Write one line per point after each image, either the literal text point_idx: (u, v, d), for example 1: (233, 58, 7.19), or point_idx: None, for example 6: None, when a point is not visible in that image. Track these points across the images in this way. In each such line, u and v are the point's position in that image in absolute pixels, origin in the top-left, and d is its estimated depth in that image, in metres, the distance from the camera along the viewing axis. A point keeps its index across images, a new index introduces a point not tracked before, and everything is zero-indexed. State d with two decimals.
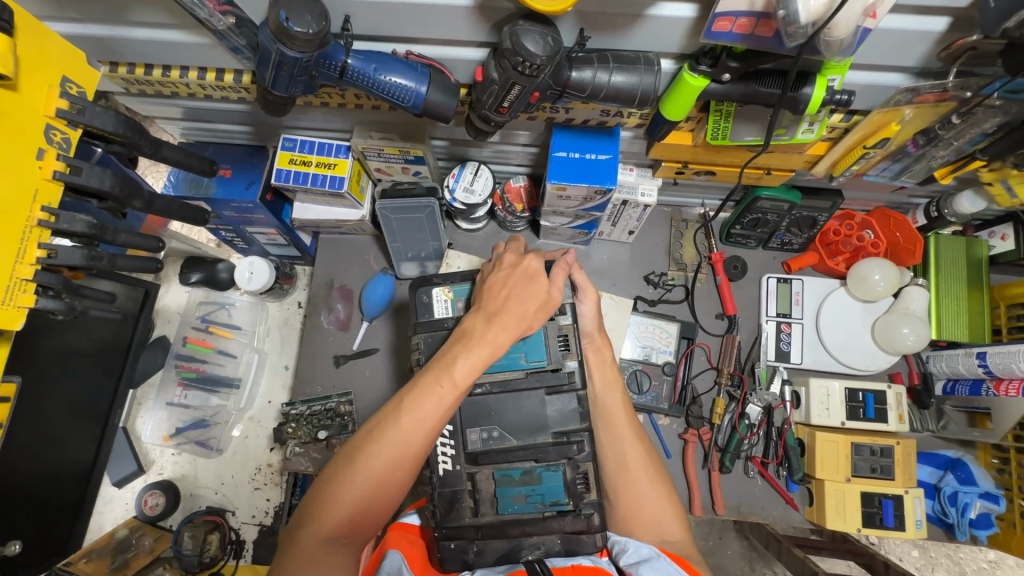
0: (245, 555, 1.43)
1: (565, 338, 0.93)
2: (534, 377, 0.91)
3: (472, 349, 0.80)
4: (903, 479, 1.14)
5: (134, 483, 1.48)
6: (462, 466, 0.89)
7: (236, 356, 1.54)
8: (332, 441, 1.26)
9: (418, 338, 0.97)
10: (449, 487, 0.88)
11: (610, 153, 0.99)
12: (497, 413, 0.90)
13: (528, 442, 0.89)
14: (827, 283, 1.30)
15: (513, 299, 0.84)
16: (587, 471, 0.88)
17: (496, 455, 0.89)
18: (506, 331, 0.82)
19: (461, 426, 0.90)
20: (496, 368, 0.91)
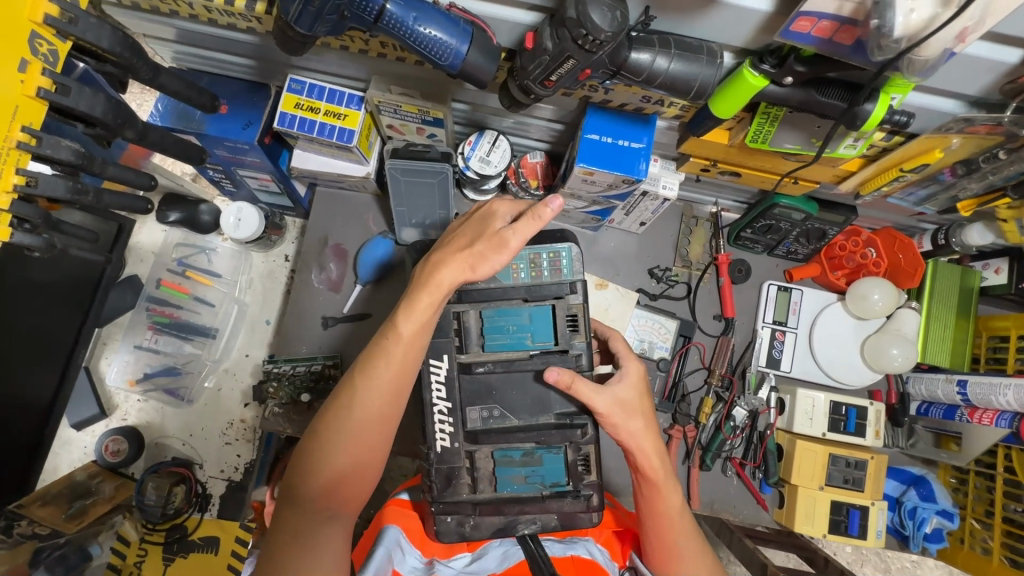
0: (211, 508, 1.41)
1: (574, 317, 0.86)
2: (540, 358, 0.85)
3: (414, 297, 0.74)
4: (871, 491, 1.18)
5: (95, 426, 1.42)
6: (461, 444, 0.85)
7: (213, 305, 1.46)
8: (314, 404, 1.21)
9: None
10: (446, 463, 0.84)
11: (643, 143, 0.95)
12: (498, 392, 0.85)
13: (529, 422, 0.85)
14: (824, 297, 1.32)
15: (465, 243, 0.74)
16: (588, 454, 0.85)
17: (497, 435, 0.85)
18: (450, 269, 0.73)
19: (461, 403, 0.85)
20: (500, 346, 0.85)
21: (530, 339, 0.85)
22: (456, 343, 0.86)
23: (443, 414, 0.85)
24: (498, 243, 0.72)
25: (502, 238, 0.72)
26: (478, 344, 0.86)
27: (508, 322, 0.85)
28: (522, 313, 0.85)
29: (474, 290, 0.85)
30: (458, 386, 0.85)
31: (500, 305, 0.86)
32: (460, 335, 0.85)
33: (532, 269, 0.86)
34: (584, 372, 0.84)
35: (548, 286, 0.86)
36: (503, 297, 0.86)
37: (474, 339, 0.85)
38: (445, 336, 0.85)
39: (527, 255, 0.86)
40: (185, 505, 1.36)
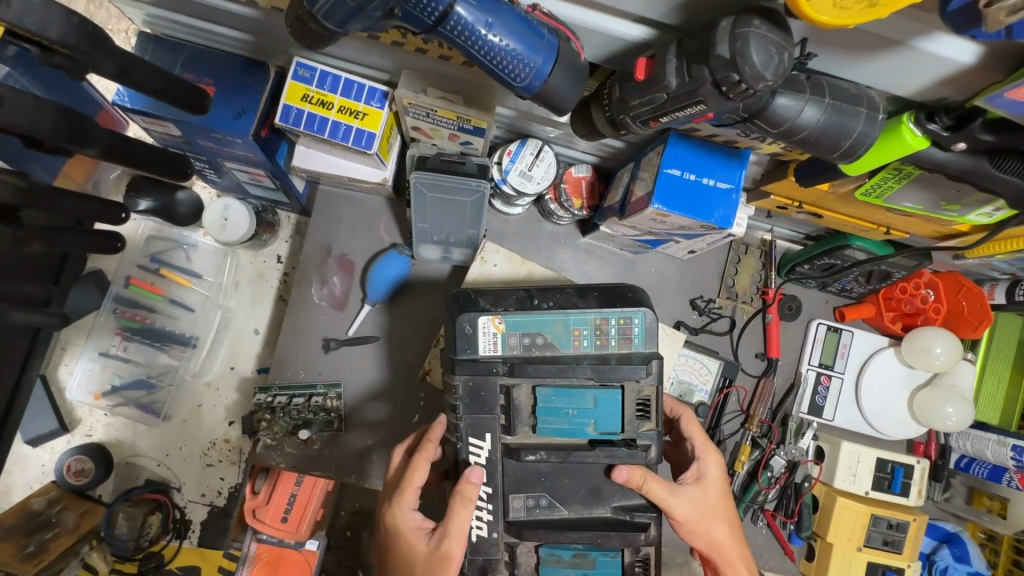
0: (190, 536, 1.27)
1: (645, 402, 0.72)
2: (602, 451, 0.72)
3: None
4: (909, 553, 1.13)
5: (53, 442, 1.25)
6: (500, 535, 0.72)
7: (192, 309, 1.27)
8: (314, 441, 1.07)
9: (458, 381, 0.71)
10: (482, 555, 0.72)
11: (731, 182, 0.79)
12: (549, 479, 0.73)
13: (582, 516, 0.73)
14: (875, 341, 1.22)
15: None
16: (648, 554, 0.73)
17: (544, 531, 0.72)
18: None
19: (504, 490, 0.72)
20: (557, 433, 0.71)
21: (592, 427, 0.71)
22: (502, 422, 0.72)
23: (481, 501, 0.72)
24: (444, 559, 0.71)
25: (446, 552, 0.71)
26: (528, 426, 0.72)
27: (568, 405, 0.71)
28: (586, 396, 0.71)
29: (530, 362, 0.72)
30: (501, 471, 0.72)
31: (559, 384, 0.71)
32: (508, 414, 0.71)
33: (596, 336, 0.73)
34: (651, 465, 0.74)
35: (616, 362, 0.72)
36: (566, 374, 0.72)
37: (524, 417, 0.71)
38: (490, 413, 0.72)
39: (591, 320, 0.73)
40: (161, 534, 1.24)
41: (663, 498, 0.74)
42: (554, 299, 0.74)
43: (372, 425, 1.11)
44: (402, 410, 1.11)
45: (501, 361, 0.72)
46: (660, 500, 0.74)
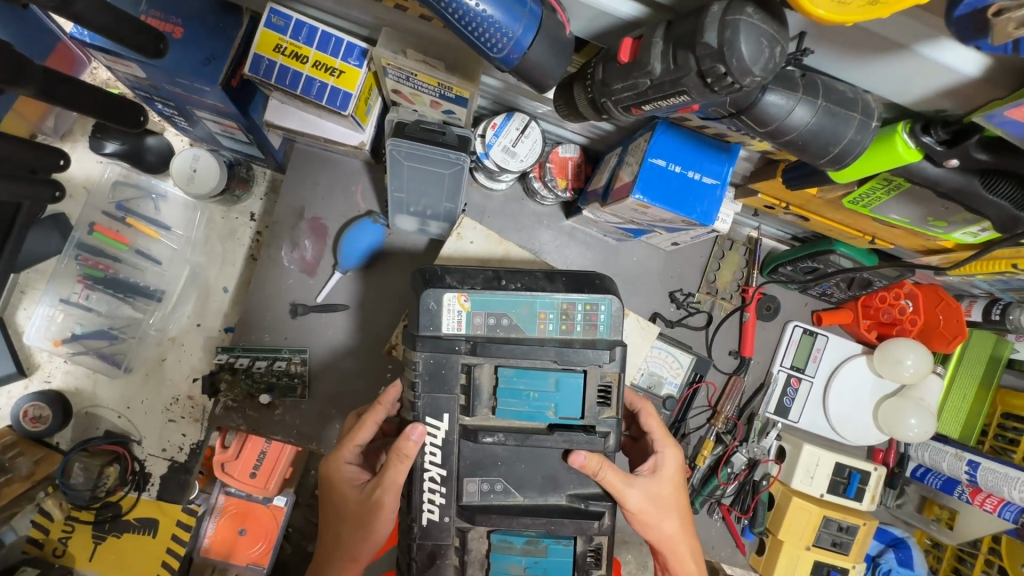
0: (150, 488, 1.27)
1: (607, 389, 0.71)
2: (561, 436, 0.70)
3: (334, 558, 0.79)
4: (855, 555, 1.15)
5: (11, 386, 1.22)
6: (451, 520, 0.71)
7: (159, 262, 1.23)
8: (276, 405, 1.07)
9: (417, 359, 0.68)
10: (431, 540, 0.71)
11: (717, 178, 0.76)
12: (505, 465, 0.72)
13: (537, 503, 0.72)
14: (849, 347, 1.22)
15: (340, 521, 0.78)
16: (600, 544, 0.73)
17: (497, 517, 0.70)
18: (353, 528, 0.76)
19: (458, 473, 0.71)
20: (517, 416, 0.70)
21: (551, 409, 0.70)
22: (461, 402, 0.70)
23: (434, 482, 0.71)
24: (374, 503, 0.74)
25: (377, 499, 0.73)
26: (487, 407, 0.70)
27: (529, 386, 0.69)
28: (548, 378, 0.69)
29: (493, 342, 0.69)
30: (456, 454, 0.71)
31: (522, 364, 0.69)
32: (468, 394, 0.70)
33: (562, 320, 0.71)
34: (609, 452, 0.72)
35: (580, 346, 0.70)
36: (529, 356, 0.70)
37: (483, 400, 0.70)
38: (448, 394, 0.70)
39: (558, 303, 0.71)
40: (118, 486, 1.23)
41: (617, 487, 0.73)
42: (523, 282, 0.72)
43: (337, 394, 1.09)
44: (368, 380, 1.10)
45: (465, 341, 0.69)
46: (615, 488, 0.73)
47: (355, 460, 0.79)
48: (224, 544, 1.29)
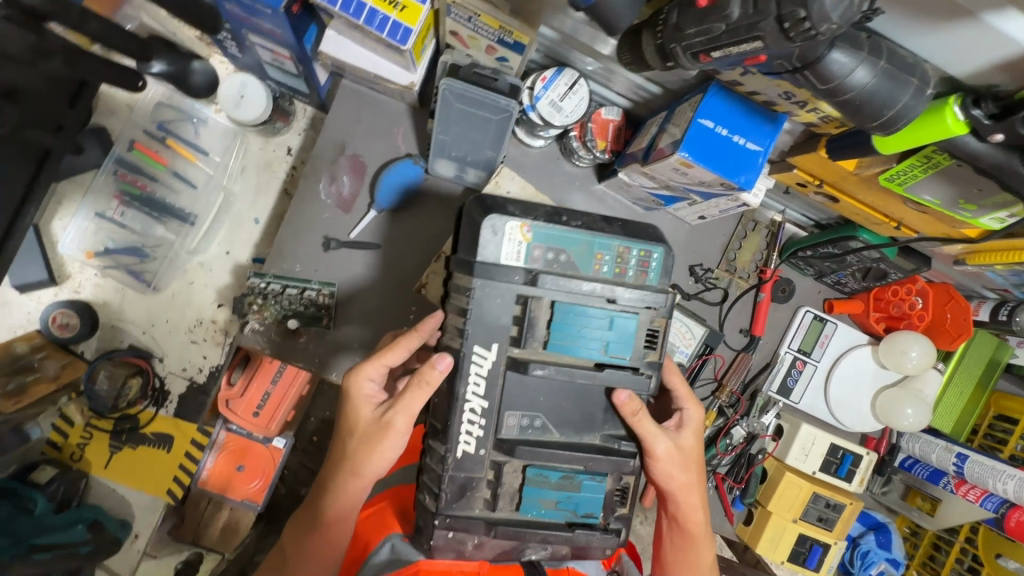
0: (167, 405, 1.31)
1: (654, 332, 0.77)
2: (610, 373, 0.75)
3: (336, 476, 0.80)
4: (838, 532, 1.21)
5: (41, 292, 1.25)
6: (486, 452, 0.74)
7: (195, 186, 1.26)
8: (302, 332, 1.11)
9: (475, 284, 0.71)
10: (464, 472, 0.73)
11: (760, 145, 0.79)
12: (545, 400, 0.75)
13: (572, 441, 0.77)
14: (856, 337, 1.26)
15: (347, 437, 0.81)
16: (627, 486, 0.79)
17: (534, 451, 0.74)
18: (359, 444, 0.79)
19: (499, 405, 0.74)
20: (568, 352, 0.74)
21: (599, 346, 0.74)
22: (512, 333, 0.73)
23: (475, 414, 0.73)
24: (385, 424, 0.77)
25: (390, 420, 0.77)
26: (539, 341, 0.73)
27: (584, 323, 0.73)
28: (604, 317, 0.74)
29: (551, 275, 0.73)
30: (500, 384, 0.74)
31: (579, 302, 0.73)
32: (521, 325, 0.73)
33: (618, 263, 0.75)
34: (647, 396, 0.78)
35: (634, 290, 0.75)
36: (585, 293, 0.74)
37: (537, 333, 0.73)
38: (489, 324, 0.73)
39: (615, 246, 0.75)
40: (139, 399, 1.27)
41: (649, 436, 0.76)
42: (582, 221, 0.76)
43: (360, 328, 1.13)
44: (392, 317, 1.13)
45: (525, 273, 0.72)
46: (649, 443, 0.78)
47: (375, 381, 0.81)
48: (220, 479, 1.36)
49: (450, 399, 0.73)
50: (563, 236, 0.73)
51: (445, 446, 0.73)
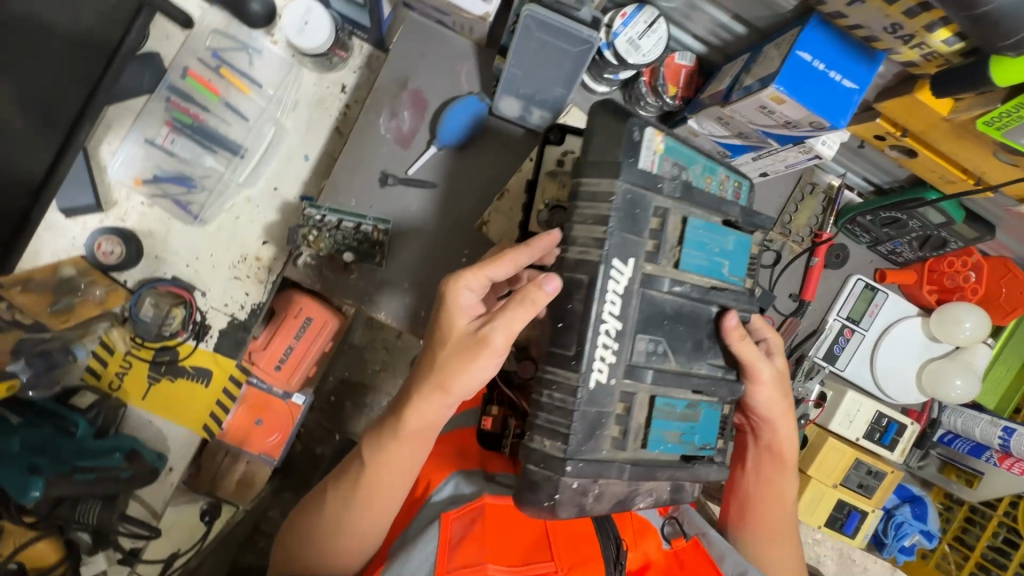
0: (208, 339, 1.29)
1: (755, 257, 0.83)
2: (728, 293, 0.78)
3: (424, 391, 0.77)
4: (876, 500, 1.23)
5: (87, 218, 1.23)
6: (616, 381, 0.70)
7: (246, 118, 1.24)
8: (355, 268, 1.10)
9: (621, 188, 0.68)
10: (596, 407, 0.69)
11: (857, 83, 0.77)
12: (668, 324, 0.74)
13: (685, 370, 0.76)
14: (906, 308, 1.25)
15: (438, 347, 0.77)
16: (729, 416, 0.82)
17: (661, 379, 0.73)
18: (452, 359, 0.75)
19: (632, 328, 0.71)
20: (700, 270, 0.74)
21: (721, 265, 0.77)
22: (648, 248, 0.71)
23: (609, 337, 0.69)
24: (481, 341, 0.73)
25: (486, 336, 0.73)
26: (670, 259, 0.73)
27: (712, 241, 0.76)
28: (728, 237, 0.77)
29: (687, 187, 0.73)
30: (633, 305, 0.71)
31: (707, 219, 0.76)
32: (658, 239, 0.71)
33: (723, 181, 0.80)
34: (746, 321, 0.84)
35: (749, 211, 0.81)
36: (712, 212, 0.77)
37: (670, 250, 0.73)
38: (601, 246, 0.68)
39: (721, 172, 0.81)
40: (180, 330, 1.26)
41: (752, 359, 0.81)
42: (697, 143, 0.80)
43: (413, 267, 1.12)
44: (445, 259, 1.12)
45: (670, 182, 0.72)
46: (753, 371, 0.83)
47: (474, 292, 0.77)
48: (238, 431, 1.34)
49: (586, 319, 0.68)
50: (689, 148, 0.76)
51: (580, 368, 0.68)
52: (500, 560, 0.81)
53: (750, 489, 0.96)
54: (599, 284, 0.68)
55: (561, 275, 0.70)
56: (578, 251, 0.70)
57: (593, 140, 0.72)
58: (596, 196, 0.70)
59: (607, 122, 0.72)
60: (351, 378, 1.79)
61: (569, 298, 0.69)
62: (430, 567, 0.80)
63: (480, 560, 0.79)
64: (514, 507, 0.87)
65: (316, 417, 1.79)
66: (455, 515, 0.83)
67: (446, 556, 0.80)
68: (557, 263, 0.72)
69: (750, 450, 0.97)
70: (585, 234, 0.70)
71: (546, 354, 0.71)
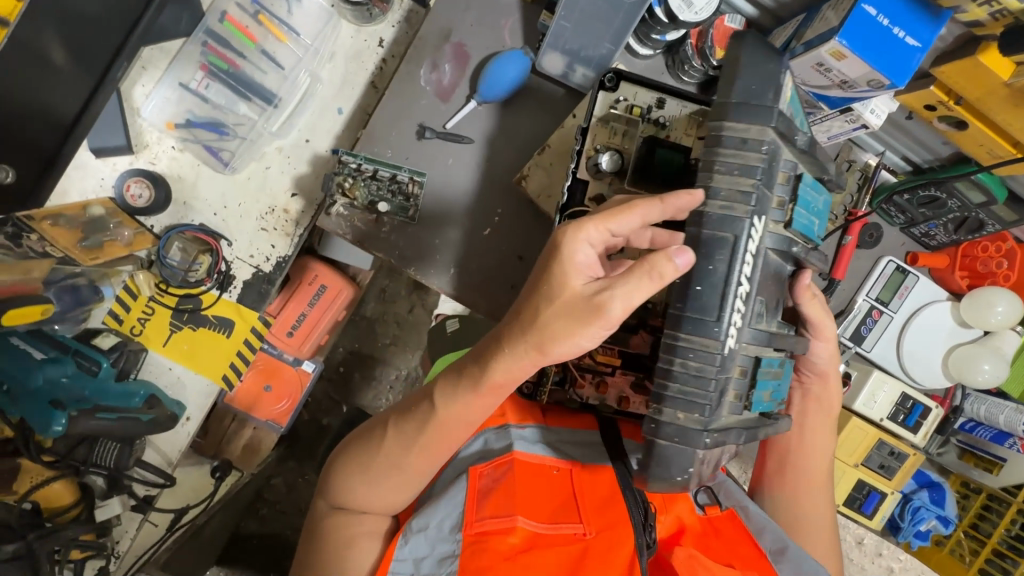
0: (231, 291, 1.28)
1: None
2: (815, 255, 0.76)
3: (517, 349, 0.70)
4: (897, 482, 1.24)
5: (117, 159, 1.21)
6: (740, 345, 0.67)
7: (283, 67, 1.23)
8: (387, 219, 1.10)
9: (770, 141, 0.65)
10: (725, 372, 0.66)
11: (920, 42, 0.78)
12: (767, 283, 0.71)
13: (771, 329, 0.72)
14: (935, 292, 1.23)
15: (545, 300, 0.68)
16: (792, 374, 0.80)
17: (766, 339, 0.70)
18: (559, 316, 0.67)
19: (756, 288, 0.68)
20: (803, 228, 0.70)
21: (820, 222, 0.74)
22: (774, 203, 0.68)
23: (743, 300, 0.66)
24: (597, 305, 0.65)
25: (603, 301, 0.64)
26: (784, 218, 0.69)
27: (814, 199, 0.72)
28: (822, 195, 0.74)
29: (808, 141, 0.69)
30: (758, 264, 0.67)
31: (813, 176, 0.72)
32: (786, 195, 0.68)
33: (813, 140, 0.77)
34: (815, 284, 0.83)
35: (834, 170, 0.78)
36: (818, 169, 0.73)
37: (786, 206, 0.68)
38: (732, 200, 0.65)
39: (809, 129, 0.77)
40: (206, 277, 1.26)
41: (820, 316, 0.84)
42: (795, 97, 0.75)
43: (445, 222, 1.11)
44: (477, 216, 1.11)
45: (803, 133, 0.69)
46: (820, 327, 0.85)
47: (592, 248, 0.69)
48: (247, 397, 1.44)
49: (727, 280, 0.64)
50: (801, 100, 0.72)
51: (722, 336, 0.64)
52: (532, 514, 0.72)
53: (795, 450, 0.93)
54: (743, 243, 0.64)
55: (702, 231, 0.65)
56: (722, 205, 0.65)
57: (734, 78, 0.66)
58: (745, 143, 0.65)
59: (757, 61, 0.66)
60: (361, 350, 1.79)
61: (710, 257, 0.64)
62: (457, 517, 0.73)
63: (510, 512, 0.71)
64: (548, 466, 0.78)
65: (325, 387, 1.78)
66: (485, 469, 0.77)
67: (473, 507, 0.73)
68: (691, 217, 0.66)
69: (804, 406, 0.92)
70: (728, 185, 0.65)
71: (676, 318, 0.65)
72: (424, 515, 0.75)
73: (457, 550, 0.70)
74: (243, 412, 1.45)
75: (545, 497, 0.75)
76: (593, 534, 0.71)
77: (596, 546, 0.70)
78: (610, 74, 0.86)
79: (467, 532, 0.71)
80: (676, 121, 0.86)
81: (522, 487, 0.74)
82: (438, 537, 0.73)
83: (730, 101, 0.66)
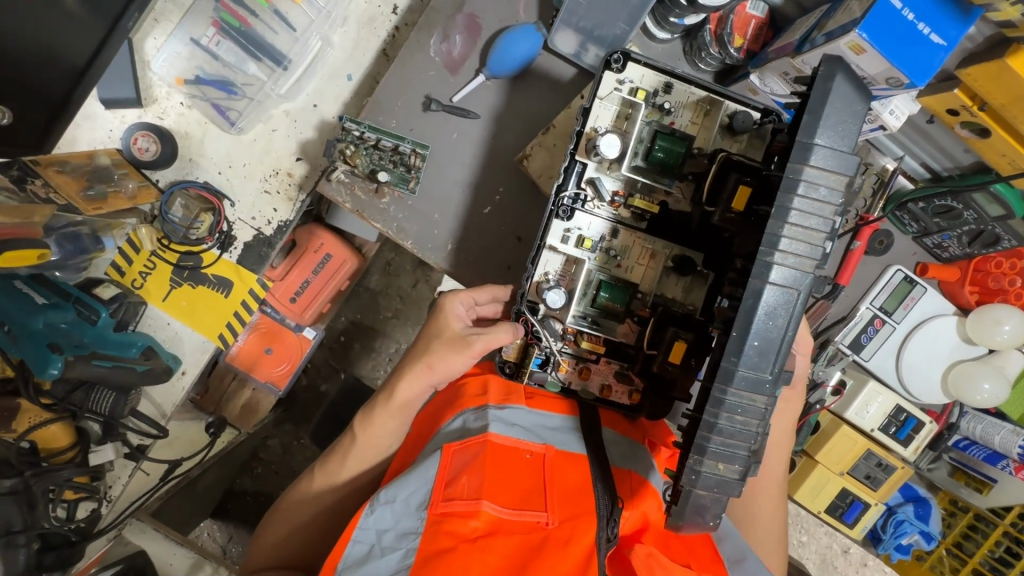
0: (232, 251, 1.29)
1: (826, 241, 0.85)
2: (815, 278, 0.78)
3: (411, 374, 0.87)
4: (881, 494, 1.23)
5: (126, 112, 1.22)
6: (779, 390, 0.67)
7: (294, 29, 1.22)
8: (388, 188, 1.09)
9: (834, 191, 0.62)
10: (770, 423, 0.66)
11: (945, 40, 0.76)
12: None
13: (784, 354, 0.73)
14: (943, 306, 1.19)
15: (428, 341, 0.89)
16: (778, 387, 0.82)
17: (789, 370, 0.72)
18: (445, 349, 0.86)
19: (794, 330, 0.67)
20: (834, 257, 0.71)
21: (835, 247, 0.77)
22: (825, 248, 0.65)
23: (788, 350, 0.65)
24: (463, 342, 0.85)
25: (468, 340, 0.85)
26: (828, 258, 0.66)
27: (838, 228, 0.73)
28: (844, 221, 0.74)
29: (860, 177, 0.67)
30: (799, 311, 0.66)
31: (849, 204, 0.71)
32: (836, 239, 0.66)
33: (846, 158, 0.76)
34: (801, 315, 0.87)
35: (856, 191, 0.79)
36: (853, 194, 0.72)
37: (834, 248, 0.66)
38: (800, 256, 0.62)
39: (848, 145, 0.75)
40: (206, 236, 1.26)
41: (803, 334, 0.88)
42: None
43: (445, 197, 1.11)
44: (479, 193, 1.11)
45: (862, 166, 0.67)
46: (803, 341, 0.89)
47: (465, 307, 0.91)
48: (248, 357, 1.45)
49: (785, 336, 0.63)
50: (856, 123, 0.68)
51: (771, 392, 0.64)
52: (498, 499, 0.71)
53: (767, 447, 0.93)
54: (803, 300, 0.63)
55: (768, 284, 0.62)
56: (792, 260, 0.62)
57: (820, 118, 0.61)
58: (817, 190, 0.62)
59: (845, 102, 0.61)
60: (362, 321, 1.80)
61: (771, 312, 0.62)
62: (426, 496, 0.72)
63: (476, 495, 0.70)
64: (521, 450, 0.78)
65: (325, 354, 1.80)
66: (459, 447, 0.76)
67: (441, 486, 0.72)
68: (758, 268, 0.63)
69: (778, 407, 0.93)
70: (798, 238, 0.62)
71: (729, 372, 0.63)
72: (393, 488, 0.73)
73: (420, 528, 0.70)
74: (245, 372, 1.46)
75: (513, 482, 0.74)
76: (556, 523, 0.70)
77: (557, 535, 0.69)
78: (617, 55, 0.83)
79: (432, 511, 0.70)
80: (682, 108, 0.85)
81: (493, 472, 0.73)
82: (403, 512, 0.72)
83: (813, 141, 0.61)
